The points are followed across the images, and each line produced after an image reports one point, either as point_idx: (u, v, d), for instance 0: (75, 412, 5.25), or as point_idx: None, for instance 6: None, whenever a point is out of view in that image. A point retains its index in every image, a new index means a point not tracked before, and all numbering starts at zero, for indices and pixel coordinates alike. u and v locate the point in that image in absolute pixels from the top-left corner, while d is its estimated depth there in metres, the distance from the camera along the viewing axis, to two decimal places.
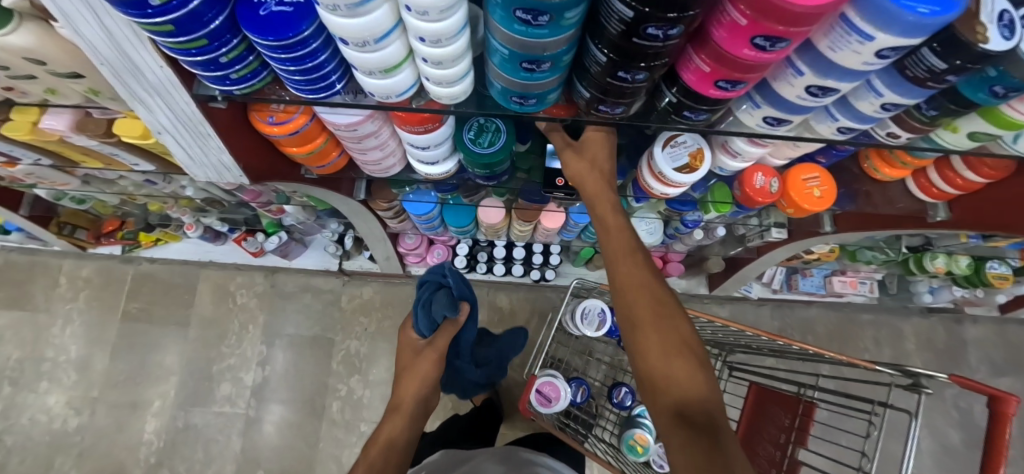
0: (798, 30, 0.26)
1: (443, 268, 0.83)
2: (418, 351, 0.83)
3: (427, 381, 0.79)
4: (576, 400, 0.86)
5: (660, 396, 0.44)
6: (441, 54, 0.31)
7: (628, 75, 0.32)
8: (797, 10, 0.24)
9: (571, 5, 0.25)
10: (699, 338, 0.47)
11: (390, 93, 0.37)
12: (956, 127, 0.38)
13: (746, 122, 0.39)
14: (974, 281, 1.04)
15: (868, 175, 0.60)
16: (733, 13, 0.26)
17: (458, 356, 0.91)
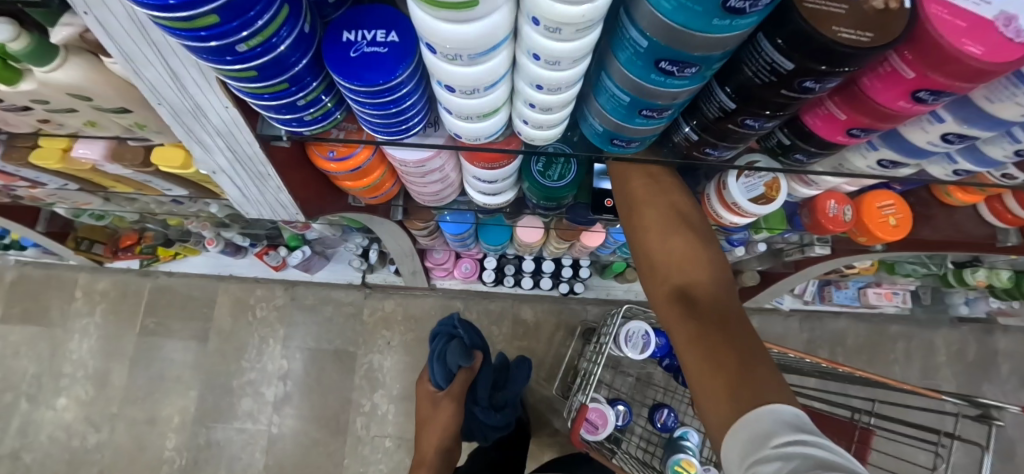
0: (972, 84, 0.24)
1: (454, 320, 0.91)
2: (435, 400, 0.90)
3: (447, 431, 0.89)
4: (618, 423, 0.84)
5: (665, 286, 0.46)
6: (554, 100, 0.28)
7: (754, 123, 0.30)
8: (987, 67, 0.22)
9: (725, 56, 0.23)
10: (696, 211, 0.49)
11: (478, 137, 0.34)
12: None
13: (854, 162, 0.37)
14: (1013, 295, 1.03)
15: (938, 199, 0.58)
16: (899, 65, 0.24)
17: (476, 402, 0.94)
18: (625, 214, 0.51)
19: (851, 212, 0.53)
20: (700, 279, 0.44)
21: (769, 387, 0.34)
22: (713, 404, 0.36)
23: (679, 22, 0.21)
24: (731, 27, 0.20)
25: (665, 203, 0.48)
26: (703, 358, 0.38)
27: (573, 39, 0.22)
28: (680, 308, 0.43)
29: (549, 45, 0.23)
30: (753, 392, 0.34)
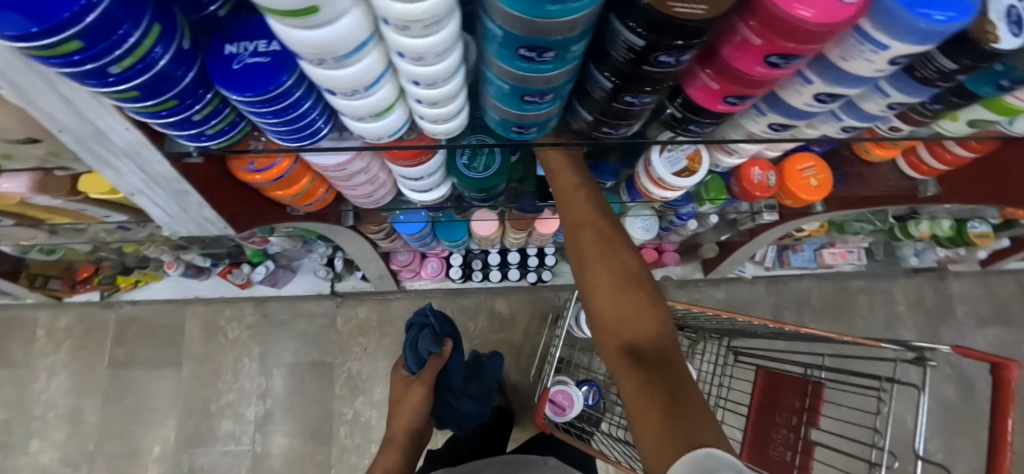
0: (813, 45, 0.25)
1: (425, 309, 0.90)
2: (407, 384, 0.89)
3: (416, 414, 0.86)
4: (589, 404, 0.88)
5: (615, 342, 0.44)
6: (436, 94, 0.29)
7: (633, 99, 0.31)
8: (820, 30, 0.23)
9: (577, 38, 0.24)
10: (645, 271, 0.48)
11: (381, 136, 0.35)
12: (956, 116, 0.38)
13: (749, 127, 0.39)
14: (957, 242, 1.08)
15: (857, 156, 0.60)
16: (747, 32, 0.25)
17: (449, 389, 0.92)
18: (574, 264, 0.50)
19: (774, 176, 0.56)
20: (646, 335, 0.43)
21: (712, 438, 0.33)
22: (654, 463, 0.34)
23: (520, 10, 0.22)
24: (565, 11, 0.21)
25: (614, 262, 0.48)
26: (648, 413, 0.36)
27: (428, 34, 0.23)
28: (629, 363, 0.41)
29: (408, 42, 0.23)
30: (689, 438, 0.32)
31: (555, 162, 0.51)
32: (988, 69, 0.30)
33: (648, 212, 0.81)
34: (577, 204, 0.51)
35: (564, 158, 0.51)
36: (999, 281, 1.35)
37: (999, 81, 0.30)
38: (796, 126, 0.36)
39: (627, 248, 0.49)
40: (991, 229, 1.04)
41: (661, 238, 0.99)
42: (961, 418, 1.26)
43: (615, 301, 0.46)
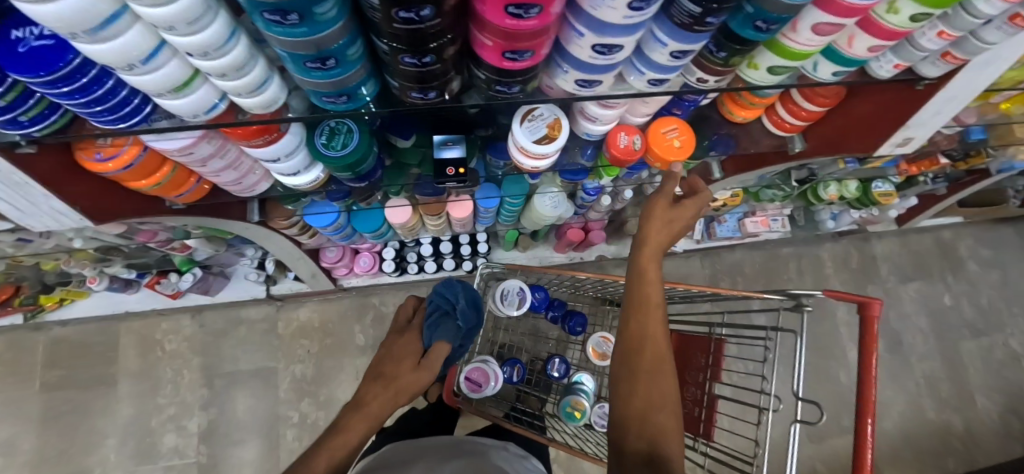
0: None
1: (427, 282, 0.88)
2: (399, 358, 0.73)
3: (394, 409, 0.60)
4: (513, 380, 0.88)
5: (636, 441, 0.40)
6: (217, 64, 0.31)
7: (415, 60, 0.33)
8: None
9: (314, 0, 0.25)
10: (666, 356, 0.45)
11: (195, 113, 0.37)
12: (756, 64, 0.41)
13: (563, 88, 0.40)
14: (865, 202, 1.14)
15: (729, 120, 0.65)
16: None
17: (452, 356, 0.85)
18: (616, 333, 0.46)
19: (640, 140, 0.58)
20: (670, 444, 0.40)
21: None
22: None
23: None
24: None
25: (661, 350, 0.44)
26: None
27: (161, 3, 0.25)
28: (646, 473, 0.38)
29: (152, 11, 0.25)
30: None
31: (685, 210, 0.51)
32: (742, 9, 0.32)
33: (555, 189, 0.83)
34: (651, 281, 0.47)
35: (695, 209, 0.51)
36: (917, 238, 1.43)
37: (755, 22, 0.33)
38: (601, 81, 0.39)
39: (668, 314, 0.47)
40: (894, 187, 1.10)
41: (583, 217, 1.01)
42: (889, 370, 1.33)
43: (648, 396, 0.42)
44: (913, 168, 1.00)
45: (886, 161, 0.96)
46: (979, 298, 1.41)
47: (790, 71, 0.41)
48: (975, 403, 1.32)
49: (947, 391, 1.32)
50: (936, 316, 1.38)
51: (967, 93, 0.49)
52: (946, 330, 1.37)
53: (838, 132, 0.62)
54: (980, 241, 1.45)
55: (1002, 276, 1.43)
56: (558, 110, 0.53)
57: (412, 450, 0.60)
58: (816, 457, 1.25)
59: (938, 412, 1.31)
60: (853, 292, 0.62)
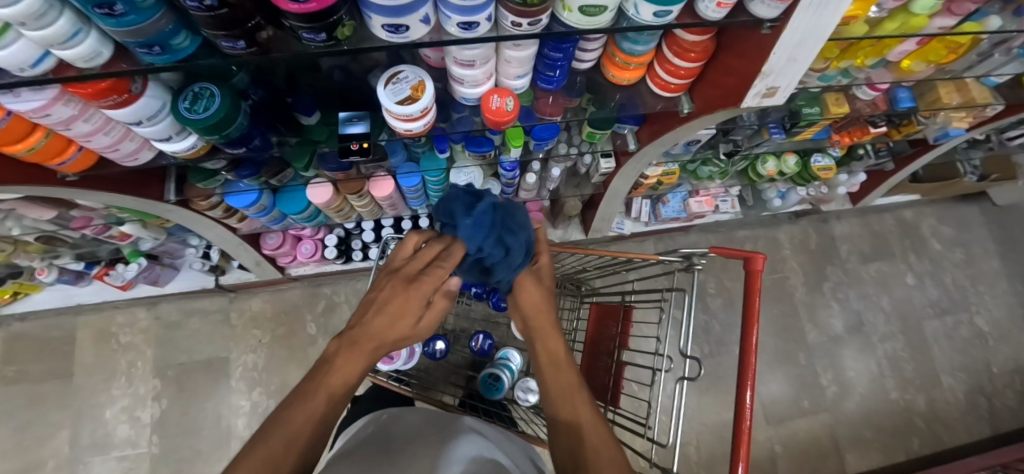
0: None
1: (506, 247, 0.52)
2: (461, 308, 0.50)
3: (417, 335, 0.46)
4: (436, 357, 0.88)
5: None
6: (13, 12, 0.33)
7: (197, 4, 0.33)
8: None
9: None
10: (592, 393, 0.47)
11: (19, 66, 0.38)
12: (570, 6, 0.41)
13: (377, 35, 0.41)
14: (807, 177, 1.13)
15: (616, 83, 0.66)
16: None
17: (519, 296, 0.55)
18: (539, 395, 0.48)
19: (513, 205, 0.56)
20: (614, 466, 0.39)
21: None
22: None
23: None
24: None
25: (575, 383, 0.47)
26: None
27: None
28: None
29: None
30: None
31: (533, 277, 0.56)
32: None
33: (470, 164, 0.85)
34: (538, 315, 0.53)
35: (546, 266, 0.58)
36: (877, 218, 1.42)
37: None
38: (408, 26, 0.40)
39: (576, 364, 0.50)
40: (834, 161, 1.09)
41: (516, 197, 1.03)
42: (849, 351, 1.30)
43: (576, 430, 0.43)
44: (845, 138, 1.00)
45: (816, 132, 0.96)
46: (942, 277, 1.38)
47: (606, 13, 0.42)
48: (941, 382, 1.29)
49: (911, 371, 1.30)
50: (898, 296, 1.36)
51: (813, 39, 0.49)
52: (909, 310, 1.35)
53: (718, 91, 0.62)
54: (942, 219, 1.43)
55: (965, 254, 1.41)
56: (422, 73, 0.55)
57: (392, 428, 0.57)
58: (774, 440, 1.23)
59: (902, 393, 1.28)
60: (740, 249, 0.63)
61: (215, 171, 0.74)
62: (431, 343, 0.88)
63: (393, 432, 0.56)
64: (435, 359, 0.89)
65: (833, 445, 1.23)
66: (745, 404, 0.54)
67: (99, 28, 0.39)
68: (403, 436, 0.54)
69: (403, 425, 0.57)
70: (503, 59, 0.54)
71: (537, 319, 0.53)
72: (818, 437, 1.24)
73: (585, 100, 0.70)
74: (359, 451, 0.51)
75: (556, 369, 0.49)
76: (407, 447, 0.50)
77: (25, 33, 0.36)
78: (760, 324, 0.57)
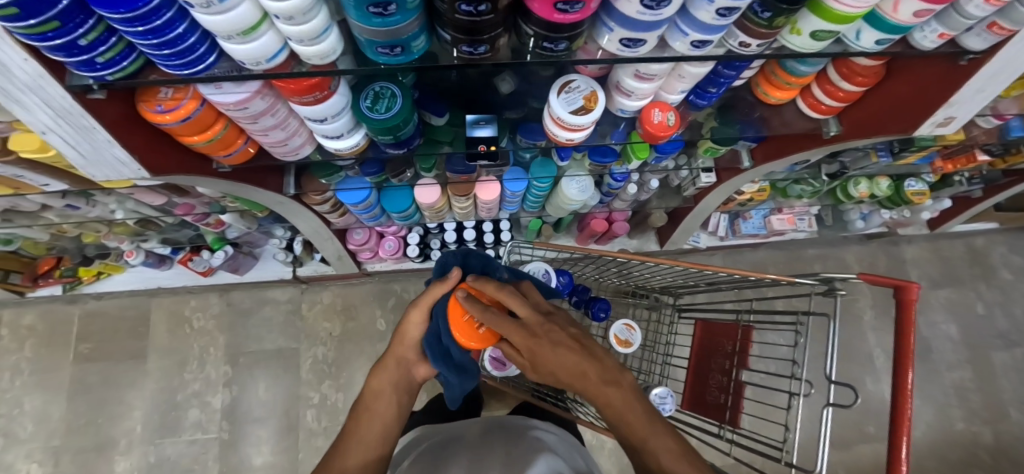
0: None
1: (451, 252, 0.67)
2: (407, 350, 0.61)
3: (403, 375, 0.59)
4: None
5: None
6: (286, 7, 0.32)
7: (470, 8, 0.33)
8: None
9: None
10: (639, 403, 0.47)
11: (257, 60, 0.37)
12: (800, 30, 0.42)
13: (608, 49, 0.41)
14: (897, 201, 1.11)
15: (764, 101, 0.65)
16: None
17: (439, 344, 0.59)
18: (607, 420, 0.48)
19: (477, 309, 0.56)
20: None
21: None
22: None
23: None
24: None
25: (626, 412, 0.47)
26: None
27: None
28: None
29: None
30: None
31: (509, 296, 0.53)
32: None
33: (584, 174, 0.84)
34: (554, 362, 0.48)
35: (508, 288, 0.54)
36: (949, 244, 1.39)
37: None
38: (646, 41, 0.39)
39: (622, 380, 0.48)
40: (927, 186, 1.07)
41: (608, 206, 1.03)
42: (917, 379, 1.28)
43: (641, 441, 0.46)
44: (948, 166, 0.98)
45: (920, 157, 0.94)
46: (1013, 308, 1.36)
47: (833, 38, 0.43)
48: (1009, 416, 1.27)
49: (978, 402, 1.27)
50: (966, 324, 1.33)
51: (1007, 76, 0.49)
52: (978, 340, 1.32)
53: (875, 117, 0.62)
54: (1014, 248, 1.40)
55: None
56: (594, 83, 0.54)
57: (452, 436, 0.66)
58: (836, 464, 1.22)
59: (968, 424, 1.26)
60: (890, 276, 0.62)
61: (338, 166, 0.73)
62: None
63: (460, 439, 0.64)
64: None
65: None
66: (899, 450, 0.54)
67: (349, 31, 0.40)
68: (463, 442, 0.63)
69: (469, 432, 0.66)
70: (676, 74, 0.54)
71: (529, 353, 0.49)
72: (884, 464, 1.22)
73: (705, 115, 0.69)
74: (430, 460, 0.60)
75: (607, 402, 0.47)
76: (473, 462, 0.57)
77: (277, 26, 0.35)
78: (913, 359, 0.57)
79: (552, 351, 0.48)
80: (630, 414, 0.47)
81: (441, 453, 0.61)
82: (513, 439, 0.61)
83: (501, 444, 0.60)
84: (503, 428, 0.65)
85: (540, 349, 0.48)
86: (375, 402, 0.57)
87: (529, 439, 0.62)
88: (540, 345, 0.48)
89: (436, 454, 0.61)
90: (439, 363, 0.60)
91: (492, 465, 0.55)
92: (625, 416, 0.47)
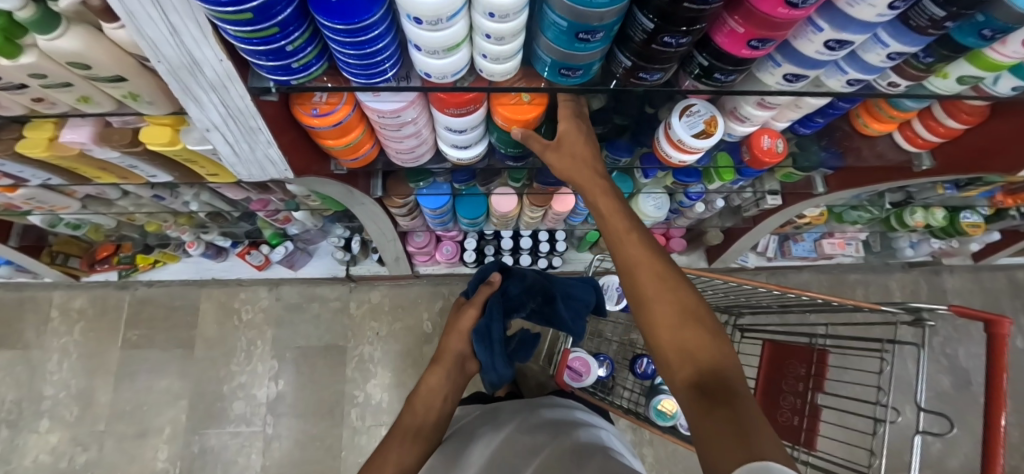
0: (782, 33, 0.35)
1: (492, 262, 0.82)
2: (462, 356, 0.75)
3: (455, 376, 0.74)
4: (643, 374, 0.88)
5: (681, 370, 0.39)
6: (503, 28, 0.33)
7: (671, 40, 0.35)
8: (780, 20, 0.33)
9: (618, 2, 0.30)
10: (708, 306, 0.43)
11: (445, 74, 0.39)
12: (947, 74, 0.45)
13: (766, 81, 0.44)
14: (950, 232, 1.12)
15: (859, 132, 0.67)
16: (732, 24, 0.35)
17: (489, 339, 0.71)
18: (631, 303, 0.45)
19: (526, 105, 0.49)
20: (707, 361, 0.39)
21: (743, 407, 0.34)
22: (712, 441, 0.32)
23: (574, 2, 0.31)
24: (607, 3, 0.30)
25: (670, 296, 0.43)
26: (703, 408, 0.35)
27: None
28: (693, 394, 0.37)
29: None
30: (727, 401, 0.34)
31: (567, 136, 0.52)
32: (971, 19, 0.36)
33: (660, 191, 0.87)
34: (631, 246, 0.47)
35: (575, 130, 0.51)
36: (990, 276, 1.40)
37: (981, 31, 0.36)
38: (808, 77, 0.42)
39: (658, 240, 0.47)
40: (982, 219, 1.08)
41: (669, 222, 1.05)
42: (957, 410, 1.29)
43: (674, 332, 0.41)
44: (1009, 200, 0.98)
45: (984, 191, 0.95)
46: None
47: (976, 82, 0.45)
48: None
49: (1017, 436, 1.28)
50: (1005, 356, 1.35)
51: None
52: (1018, 373, 1.34)
53: (969, 153, 0.64)
54: None
55: None
56: (714, 108, 0.56)
57: (484, 418, 0.76)
58: None
59: (1007, 457, 1.27)
60: (979, 310, 0.64)
61: (430, 172, 0.75)
62: (640, 362, 0.87)
63: (491, 419, 0.74)
64: (601, 378, 0.89)
65: None
66: None
67: (525, 48, 0.42)
68: (493, 421, 0.73)
69: (503, 414, 0.75)
70: (795, 105, 0.55)
71: (611, 233, 0.49)
72: None
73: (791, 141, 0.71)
74: (456, 445, 0.68)
75: (642, 255, 0.46)
76: (499, 431, 0.68)
77: (476, 44, 0.36)
78: (1006, 404, 0.54)
79: (578, 142, 0.52)
80: (685, 353, 0.40)
81: (473, 432, 0.71)
82: (537, 425, 0.67)
83: (524, 431, 0.65)
84: (536, 408, 0.74)
85: (573, 136, 0.52)
86: (433, 395, 0.72)
87: (559, 418, 0.69)
88: (578, 135, 0.52)
89: (471, 429, 0.73)
90: (480, 344, 0.71)
91: (519, 444, 0.62)
92: (654, 275, 0.44)
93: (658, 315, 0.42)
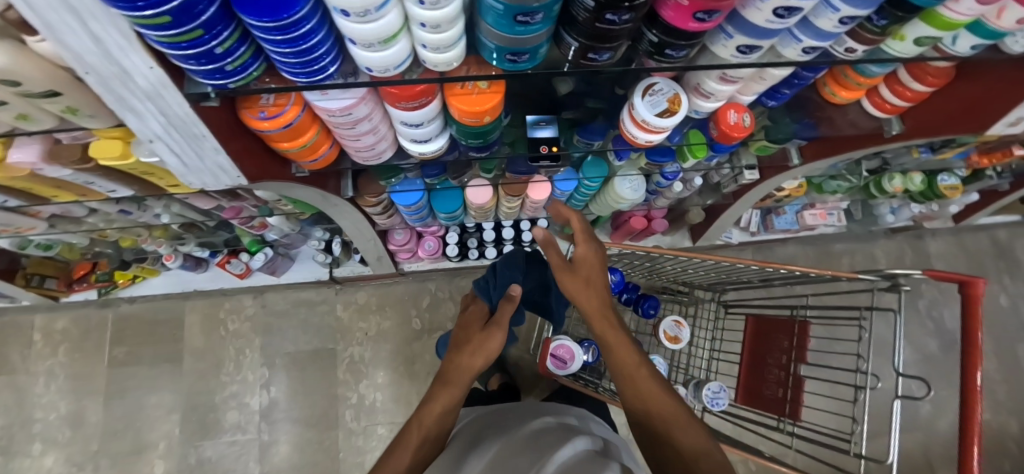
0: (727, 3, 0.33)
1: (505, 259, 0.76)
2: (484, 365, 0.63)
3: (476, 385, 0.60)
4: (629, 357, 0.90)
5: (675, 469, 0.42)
6: (436, 16, 0.32)
7: (614, 18, 0.34)
8: None
9: None
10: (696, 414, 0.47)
11: (386, 67, 0.38)
12: (903, 36, 0.44)
13: (721, 54, 0.43)
14: (929, 196, 1.13)
15: (828, 101, 0.66)
16: None
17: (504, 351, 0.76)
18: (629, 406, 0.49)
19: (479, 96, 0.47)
20: (701, 458, 0.41)
21: None
22: None
23: None
24: None
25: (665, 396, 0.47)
26: None
27: None
28: None
29: None
30: None
31: (583, 258, 0.61)
32: None
33: (635, 174, 0.85)
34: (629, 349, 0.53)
35: (590, 250, 0.61)
36: (973, 238, 1.42)
37: None
38: (762, 47, 0.41)
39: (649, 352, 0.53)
40: (960, 181, 1.08)
41: (649, 203, 1.04)
42: (945, 370, 1.31)
43: (670, 430, 0.44)
44: (984, 160, 0.99)
45: (959, 152, 0.95)
46: None
47: (933, 43, 0.45)
48: None
49: (1003, 394, 1.31)
50: (990, 316, 1.37)
51: None
52: (1002, 331, 1.36)
53: (937, 114, 0.64)
54: None
55: None
56: (677, 86, 0.55)
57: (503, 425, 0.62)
58: None
59: (994, 414, 1.29)
60: (954, 272, 0.63)
61: (399, 168, 0.74)
62: None
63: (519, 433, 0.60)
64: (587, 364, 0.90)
65: (925, 460, 1.25)
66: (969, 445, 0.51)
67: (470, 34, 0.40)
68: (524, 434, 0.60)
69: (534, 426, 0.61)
70: (758, 77, 0.54)
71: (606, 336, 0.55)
72: (911, 452, 1.25)
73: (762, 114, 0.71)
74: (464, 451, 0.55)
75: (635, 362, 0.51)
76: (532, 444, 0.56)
77: (413, 33, 0.35)
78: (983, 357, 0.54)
79: (588, 266, 0.60)
80: (679, 450, 0.43)
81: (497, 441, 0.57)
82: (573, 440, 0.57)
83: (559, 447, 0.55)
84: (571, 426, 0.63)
85: (587, 257, 0.61)
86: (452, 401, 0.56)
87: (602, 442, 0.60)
88: (591, 258, 0.61)
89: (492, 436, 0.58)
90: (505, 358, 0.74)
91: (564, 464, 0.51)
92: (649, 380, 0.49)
93: (656, 416, 0.46)
